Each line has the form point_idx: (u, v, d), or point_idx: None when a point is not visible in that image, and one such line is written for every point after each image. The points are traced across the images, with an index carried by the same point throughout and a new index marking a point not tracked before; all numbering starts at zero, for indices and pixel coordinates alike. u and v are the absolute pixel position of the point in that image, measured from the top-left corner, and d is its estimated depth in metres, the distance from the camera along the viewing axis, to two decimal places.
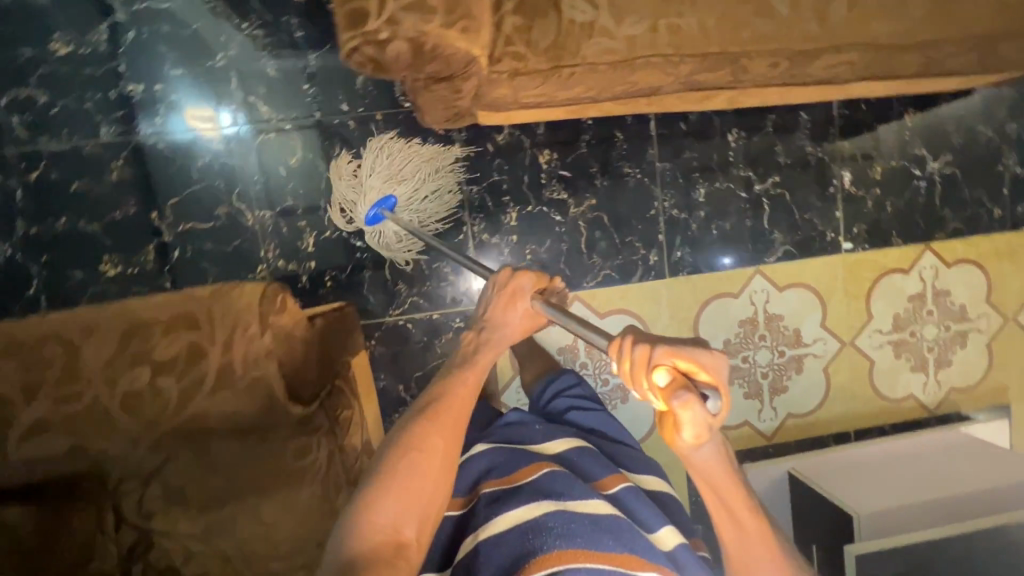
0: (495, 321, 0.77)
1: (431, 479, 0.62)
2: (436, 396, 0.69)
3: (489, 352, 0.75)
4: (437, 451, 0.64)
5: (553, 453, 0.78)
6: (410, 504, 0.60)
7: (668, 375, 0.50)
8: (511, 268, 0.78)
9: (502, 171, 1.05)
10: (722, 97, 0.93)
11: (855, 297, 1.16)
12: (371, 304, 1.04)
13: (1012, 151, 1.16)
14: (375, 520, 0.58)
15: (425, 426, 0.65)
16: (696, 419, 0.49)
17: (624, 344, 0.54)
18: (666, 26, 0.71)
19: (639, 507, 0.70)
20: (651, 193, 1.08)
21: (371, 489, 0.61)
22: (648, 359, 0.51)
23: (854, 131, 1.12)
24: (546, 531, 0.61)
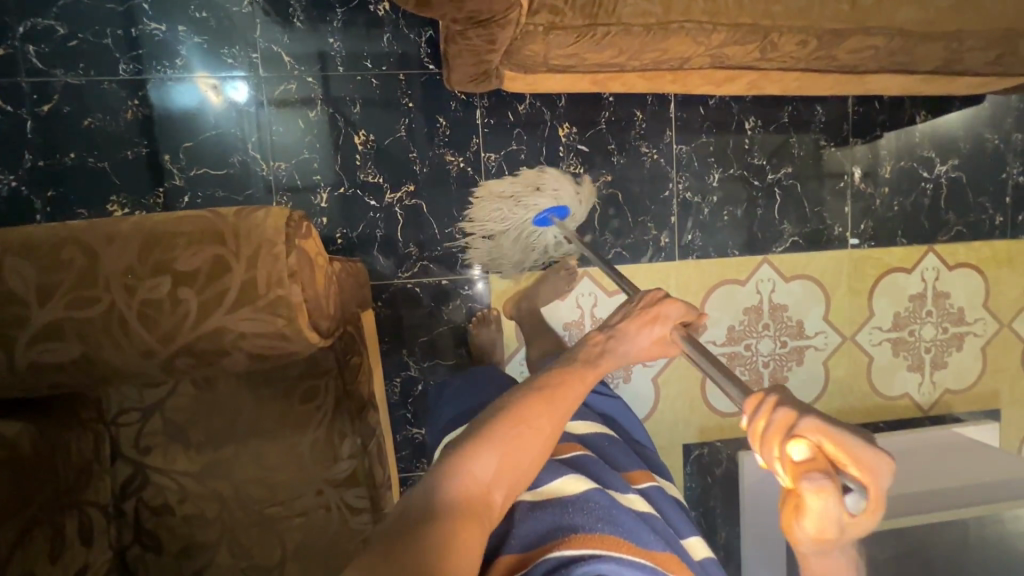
0: (625, 335, 0.67)
1: (535, 452, 0.54)
2: (555, 378, 0.60)
3: (613, 359, 0.66)
4: (548, 428, 0.56)
5: (578, 434, 0.79)
6: (509, 470, 0.52)
7: (807, 452, 0.39)
8: (661, 290, 0.72)
9: (521, 141, 1.04)
10: (745, 79, 0.94)
11: (859, 293, 1.18)
12: (380, 265, 1.03)
13: (1016, 160, 1.19)
14: (472, 473, 0.50)
15: (541, 402, 0.57)
16: (830, 519, 0.38)
17: (762, 400, 0.43)
18: None
19: (666, 507, 0.72)
20: (666, 175, 1.09)
21: (465, 442, 0.53)
22: (785, 425, 0.41)
23: (866, 129, 1.14)
24: (586, 508, 0.58)
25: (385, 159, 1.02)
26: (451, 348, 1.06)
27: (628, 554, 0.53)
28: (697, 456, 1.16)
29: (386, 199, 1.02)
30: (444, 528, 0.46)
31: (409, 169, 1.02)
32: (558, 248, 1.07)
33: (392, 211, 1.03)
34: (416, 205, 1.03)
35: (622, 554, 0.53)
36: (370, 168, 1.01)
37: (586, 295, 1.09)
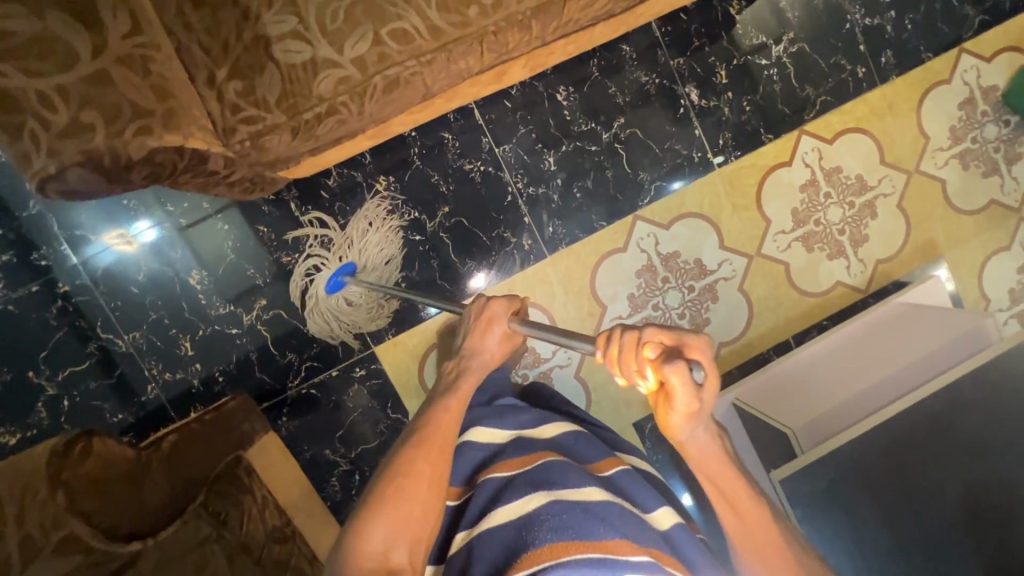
0: (473, 346, 0.77)
1: (420, 503, 0.63)
2: (421, 426, 0.70)
3: (473, 374, 0.76)
4: (424, 476, 0.65)
5: (549, 438, 0.77)
6: (400, 529, 0.61)
7: (656, 350, 0.52)
8: (483, 296, 0.79)
9: (346, 212, 1.02)
10: (515, 70, 0.89)
11: (747, 208, 1.11)
12: (269, 384, 1.04)
13: (855, 5, 1.10)
14: (364, 547, 0.59)
15: (412, 452, 0.66)
16: (684, 388, 0.51)
17: (610, 334, 0.55)
18: (392, 33, 0.69)
19: (635, 490, 0.70)
20: (500, 180, 1.05)
21: (360, 516, 0.62)
22: (635, 341, 0.53)
23: (682, 44, 1.07)
24: (538, 526, 0.58)
25: (226, 287, 1.01)
26: (370, 430, 1.06)
27: (577, 555, 0.54)
28: (653, 428, 1.14)
29: (246, 322, 1.02)
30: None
31: (254, 285, 1.02)
32: (428, 295, 1.06)
33: (256, 330, 1.03)
34: (275, 315, 1.03)
35: (571, 557, 0.54)
36: (217, 300, 1.01)
37: None
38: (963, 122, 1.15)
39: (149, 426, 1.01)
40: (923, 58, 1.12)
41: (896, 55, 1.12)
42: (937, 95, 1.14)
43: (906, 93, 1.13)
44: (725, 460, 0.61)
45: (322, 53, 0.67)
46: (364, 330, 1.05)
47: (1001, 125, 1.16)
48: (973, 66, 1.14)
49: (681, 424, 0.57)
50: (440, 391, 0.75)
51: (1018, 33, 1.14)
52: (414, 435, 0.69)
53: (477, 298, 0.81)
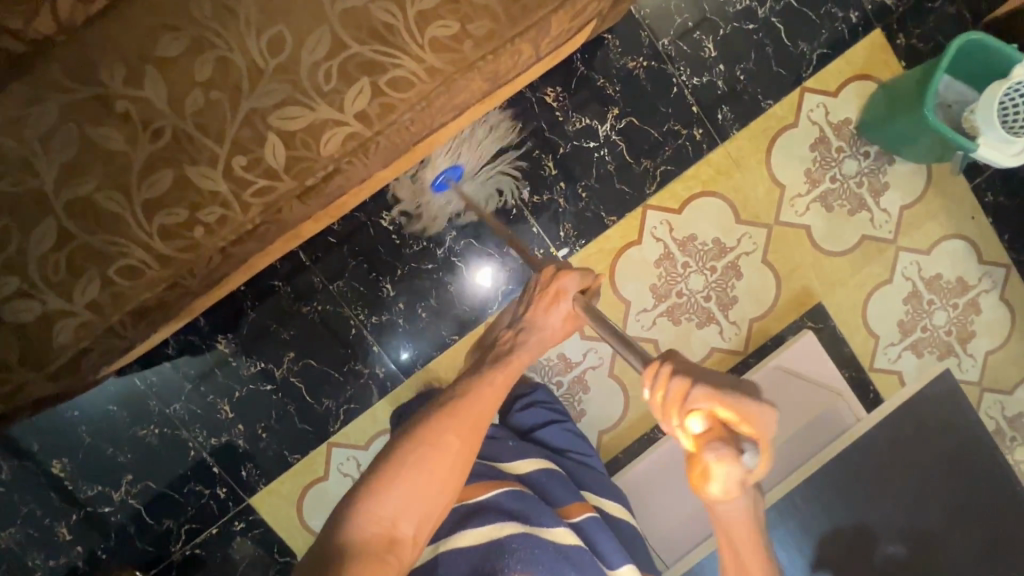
0: (536, 321, 0.71)
1: (440, 478, 0.57)
2: (457, 395, 0.63)
3: (526, 351, 0.69)
4: (452, 451, 0.58)
5: (523, 475, 0.76)
6: (413, 503, 0.56)
7: (703, 421, 0.47)
8: (552, 269, 0.74)
9: (192, 377, 1.02)
10: (310, 227, 0.87)
11: (601, 293, 1.08)
12: (152, 551, 1.05)
13: (680, 66, 1.05)
14: (372, 509, 0.55)
15: (442, 420, 0.60)
16: (731, 476, 0.46)
17: (658, 373, 0.50)
18: (119, 271, 0.66)
19: (600, 538, 0.71)
20: (340, 315, 1.04)
21: (376, 476, 0.57)
22: (681, 398, 0.48)
23: (502, 144, 1.03)
24: (510, 554, 0.61)
25: (89, 469, 1.02)
26: None
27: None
28: None
29: (117, 499, 1.03)
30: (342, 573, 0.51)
31: (117, 463, 1.03)
32: (291, 442, 1.05)
33: (129, 504, 1.04)
34: (145, 487, 1.04)
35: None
36: (84, 484, 1.02)
37: (346, 461, 1.07)
38: (818, 163, 1.09)
39: None
40: (762, 106, 1.07)
41: (733, 109, 1.06)
42: (785, 142, 1.08)
43: (750, 145, 1.08)
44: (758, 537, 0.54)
45: (53, 305, 0.66)
46: (235, 485, 1.05)
47: (860, 158, 1.10)
48: (819, 104, 1.08)
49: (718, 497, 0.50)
50: (485, 365, 0.68)
51: (862, 61, 1.07)
52: (450, 399, 0.62)
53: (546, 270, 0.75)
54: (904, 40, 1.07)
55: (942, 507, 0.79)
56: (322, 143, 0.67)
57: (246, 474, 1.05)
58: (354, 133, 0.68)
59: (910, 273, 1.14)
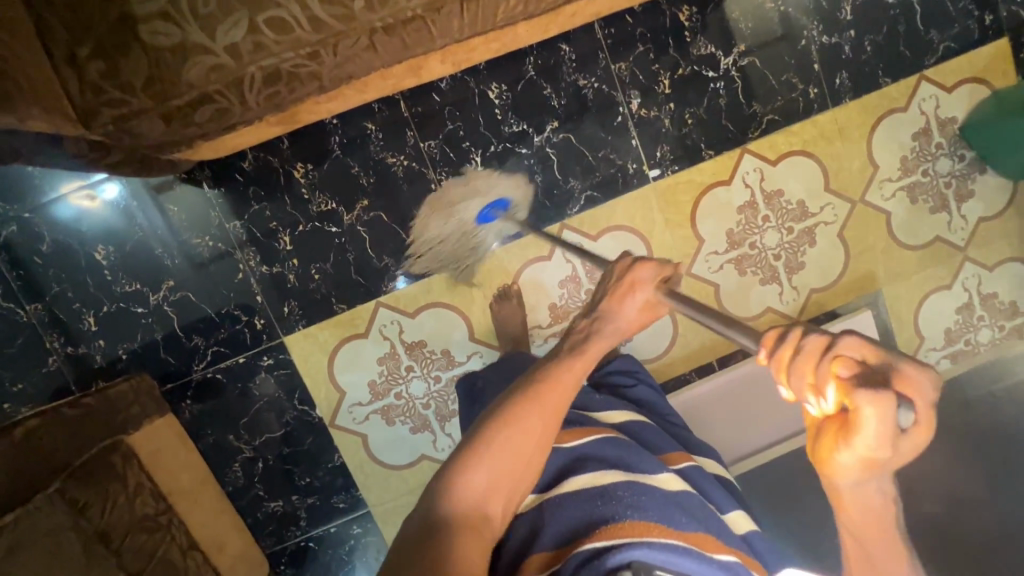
0: (611, 312, 0.69)
1: (528, 454, 0.58)
2: (539, 378, 0.62)
3: (603, 339, 0.67)
4: (537, 434, 0.59)
5: (615, 423, 0.80)
6: (500, 480, 0.57)
7: (855, 371, 0.40)
8: (631, 255, 0.70)
9: (260, 199, 1.00)
10: (434, 63, 0.85)
11: (679, 224, 1.08)
12: (174, 366, 1.02)
13: (813, 21, 1.04)
14: (467, 487, 0.55)
15: (527, 402, 0.60)
16: (878, 437, 0.39)
17: (787, 335, 0.43)
18: (268, 21, 0.63)
19: (707, 486, 0.74)
20: (423, 176, 1.01)
21: (465, 453, 0.57)
22: (823, 350, 0.41)
23: (625, 48, 1.01)
24: (616, 501, 0.59)
25: (133, 264, 0.99)
26: (276, 419, 1.06)
27: (661, 539, 0.54)
28: None
29: (152, 302, 1.00)
30: (438, 540, 0.50)
31: (161, 265, 0.99)
32: (341, 290, 1.03)
33: (162, 311, 1.00)
34: (183, 297, 1.01)
35: (654, 538, 0.54)
36: (123, 278, 0.99)
37: (389, 325, 1.05)
38: (915, 153, 1.10)
39: (44, 402, 0.98)
40: (879, 82, 1.07)
41: (852, 77, 1.06)
42: (890, 123, 1.09)
43: (858, 117, 1.08)
44: (884, 521, 0.49)
45: (194, 37, 0.63)
46: (274, 319, 1.03)
47: (954, 160, 1.11)
48: (932, 96, 1.09)
49: (853, 470, 0.44)
50: (564, 349, 0.66)
51: (983, 65, 1.09)
52: (534, 381, 0.62)
53: (625, 254, 0.71)
54: None
55: (980, 479, 0.84)
56: None
57: (288, 311, 1.03)
58: None
59: (969, 285, 1.16)
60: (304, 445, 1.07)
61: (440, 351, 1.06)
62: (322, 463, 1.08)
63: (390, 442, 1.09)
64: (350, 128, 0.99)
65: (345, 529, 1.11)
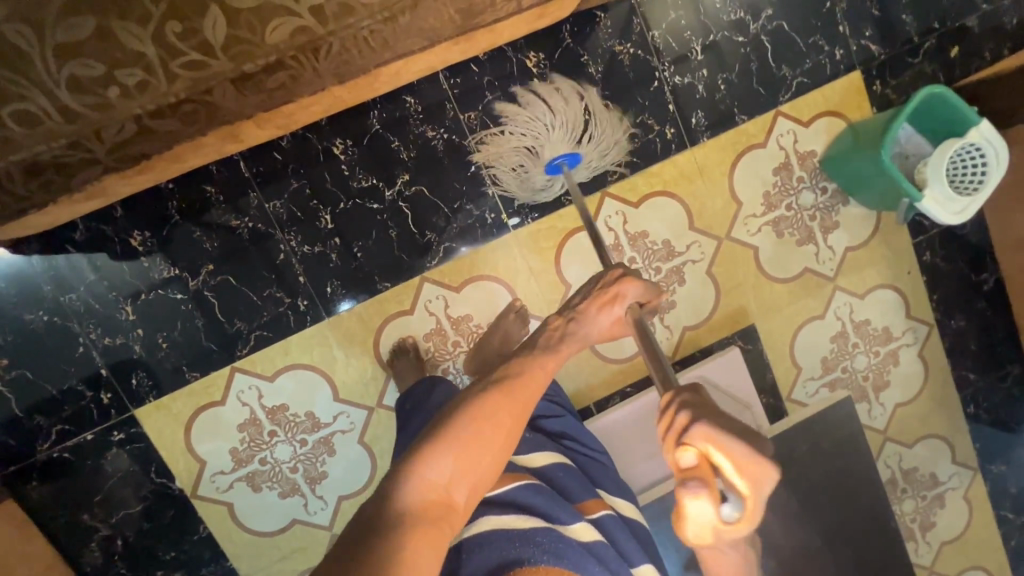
0: (587, 317, 0.69)
1: (496, 447, 0.53)
2: (512, 371, 0.59)
3: (575, 341, 0.66)
4: (504, 425, 0.54)
5: (537, 467, 0.75)
6: (468, 469, 0.51)
7: (694, 455, 0.51)
8: (618, 271, 0.72)
9: (97, 269, 0.95)
10: (252, 130, 0.82)
11: (544, 271, 1.06)
12: (13, 447, 0.97)
13: (664, 61, 1.04)
14: (428, 474, 0.50)
15: (499, 395, 0.56)
16: (698, 512, 0.51)
17: (669, 406, 0.54)
18: (15, 114, 0.59)
19: (620, 536, 0.70)
20: (271, 237, 0.98)
21: (429, 438, 0.52)
22: (681, 432, 0.52)
23: (472, 98, 1.00)
24: (534, 545, 0.57)
25: None
26: (132, 494, 1.01)
27: None
28: None
29: None
30: (386, 546, 0.45)
31: None
32: (192, 357, 0.99)
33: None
34: (18, 376, 0.96)
35: None
36: None
37: (247, 390, 1.01)
38: (778, 188, 1.11)
39: None
40: (735, 120, 1.07)
41: (708, 116, 1.06)
42: (751, 159, 1.09)
43: (717, 155, 1.08)
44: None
45: None
46: (121, 393, 0.98)
47: (817, 192, 1.12)
48: (790, 130, 1.09)
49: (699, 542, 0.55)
50: (536, 348, 0.64)
51: (838, 98, 1.10)
52: (506, 377, 0.58)
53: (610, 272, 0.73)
54: (879, 87, 1.10)
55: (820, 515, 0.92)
56: (270, 30, 0.62)
57: (136, 383, 0.99)
58: (305, 28, 0.64)
59: (842, 313, 1.17)
60: (166, 519, 1.03)
61: (303, 414, 1.03)
62: (186, 536, 1.04)
63: (258, 509, 1.05)
64: (187, 192, 0.95)
65: None
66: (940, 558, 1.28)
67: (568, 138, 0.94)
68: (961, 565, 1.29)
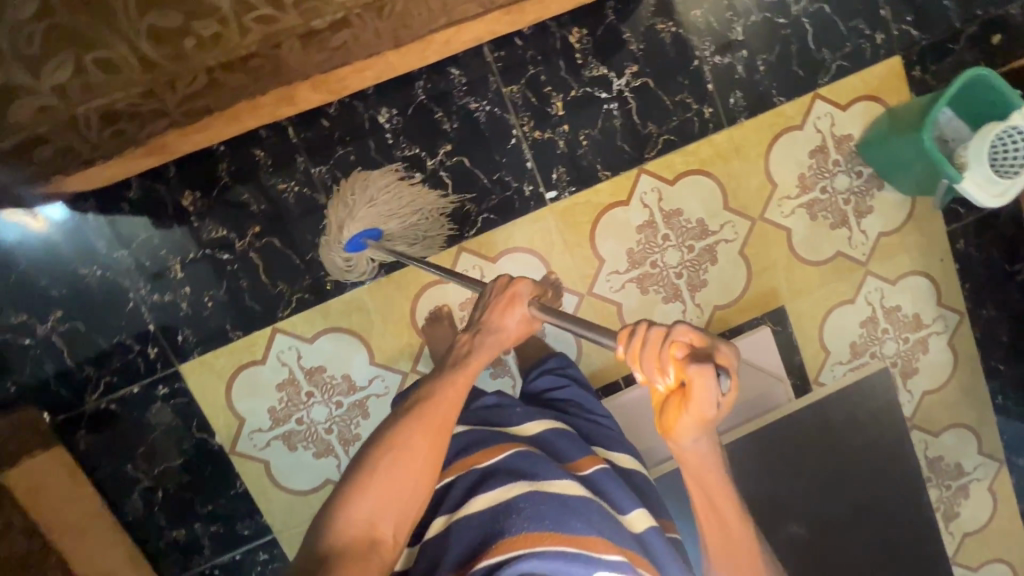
0: (491, 324, 0.69)
1: (413, 471, 0.58)
2: (422, 396, 0.64)
3: (486, 351, 0.68)
4: (418, 451, 0.59)
5: (529, 435, 0.73)
6: (388, 500, 0.57)
7: (682, 351, 0.50)
8: (506, 274, 0.72)
9: (149, 227, 0.99)
10: (307, 93, 0.85)
11: (578, 245, 1.08)
12: (65, 396, 1.01)
13: (705, 42, 1.05)
14: (350, 514, 0.55)
15: (408, 426, 0.61)
16: (706, 400, 0.50)
17: (634, 329, 0.52)
18: (96, 60, 0.62)
19: (610, 487, 0.68)
20: (315, 201, 1.01)
21: (349, 482, 0.58)
22: (661, 338, 0.51)
23: (514, 71, 1.02)
24: (515, 513, 0.57)
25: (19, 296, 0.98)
26: (174, 448, 1.05)
27: (550, 548, 0.54)
28: None
29: (40, 333, 0.99)
30: None
31: (48, 296, 0.98)
32: (235, 316, 1.02)
33: (52, 342, 0.99)
34: (72, 328, 0.99)
35: (545, 548, 0.54)
36: (10, 309, 0.98)
37: (286, 351, 1.04)
38: (813, 170, 1.11)
39: None
40: (773, 102, 1.08)
41: (746, 97, 1.07)
42: (787, 141, 1.10)
43: (755, 136, 1.09)
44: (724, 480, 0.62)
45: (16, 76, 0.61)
46: (167, 348, 1.02)
47: (852, 176, 1.13)
48: (827, 113, 1.10)
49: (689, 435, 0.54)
50: (445, 367, 0.67)
51: (876, 82, 1.10)
52: (416, 403, 0.63)
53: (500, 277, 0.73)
54: (918, 73, 1.10)
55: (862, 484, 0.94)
56: None
57: (182, 339, 1.02)
58: None
59: (872, 299, 1.17)
60: (205, 473, 1.06)
61: (339, 376, 1.06)
62: (224, 490, 1.07)
63: (293, 468, 1.08)
64: (236, 155, 0.98)
65: (251, 556, 1.10)
66: (962, 549, 1.28)
67: (368, 216, 0.96)
68: (983, 558, 1.29)
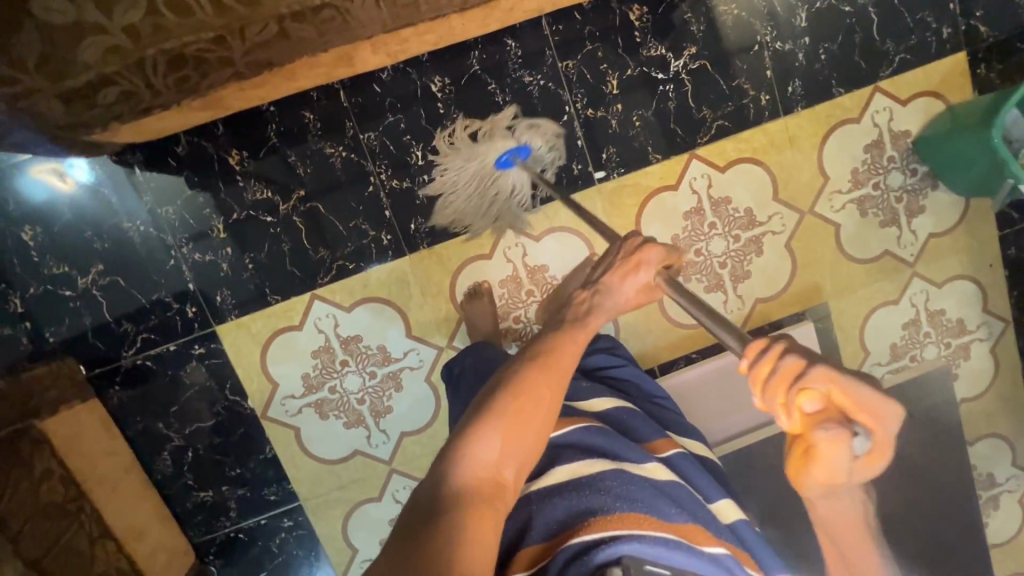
0: (610, 285, 0.63)
1: (541, 422, 0.53)
2: (545, 345, 0.58)
3: (602, 315, 0.62)
4: (546, 399, 0.53)
5: (598, 411, 0.75)
6: (515, 447, 0.51)
7: (817, 402, 0.42)
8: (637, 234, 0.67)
9: (194, 184, 0.98)
10: (367, 54, 0.83)
11: (624, 228, 1.06)
12: (101, 350, 1.00)
13: (767, 27, 1.03)
14: (478, 454, 0.50)
15: (536, 371, 0.55)
16: (833, 462, 0.43)
17: (766, 349, 0.45)
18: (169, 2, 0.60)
19: (695, 474, 0.69)
20: (362, 168, 1.00)
21: (473, 419, 0.52)
22: (794, 382, 0.43)
23: (571, 46, 1.00)
24: (605, 491, 0.56)
25: (61, 246, 0.97)
26: (206, 409, 1.04)
27: (651, 532, 0.52)
28: None
29: (80, 285, 0.98)
30: (453, 527, 0.44)
31: (90, 249, 0.97)
32: (275, 280, 1.01)
33: (91, 295, 0.99)
34: (112, 282, 0.99)
35: (647, 532, 0.52)
36: (50, 259, 0.97)
37: (324, 318, 1.03)
38: (867, 166, 1.09)
39: None
40: (832, 92, 1.05)
41: (804, 86, 1.05)
42: (843, 134, 1.07)
43: (810, 127, 1.07)
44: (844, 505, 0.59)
45: (88, 15, 0.59)
46: (205, 308, 1.01)
47: (906, 174, 1.10)
48: (886, 108, 1.07)
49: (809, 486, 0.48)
50: (566, 320, 0.62)
51: (939, 78, 1.07)
52: (540, 351, 0.57)
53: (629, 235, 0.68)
54: (983, 71, 1.07)
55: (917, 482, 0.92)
56: None
57: (220, 300, 1.01)
58: None
59: (917, 301, 1.15)
60: (235, 436, 1.06)
61: (375, 347, 1.05)
62: (252, 454, 1.07)
63: (323, 436, 1.07)
64: (285, 116, 0.97)
65: (275, 522, 1.09)
66: None
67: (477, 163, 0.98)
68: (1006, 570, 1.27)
